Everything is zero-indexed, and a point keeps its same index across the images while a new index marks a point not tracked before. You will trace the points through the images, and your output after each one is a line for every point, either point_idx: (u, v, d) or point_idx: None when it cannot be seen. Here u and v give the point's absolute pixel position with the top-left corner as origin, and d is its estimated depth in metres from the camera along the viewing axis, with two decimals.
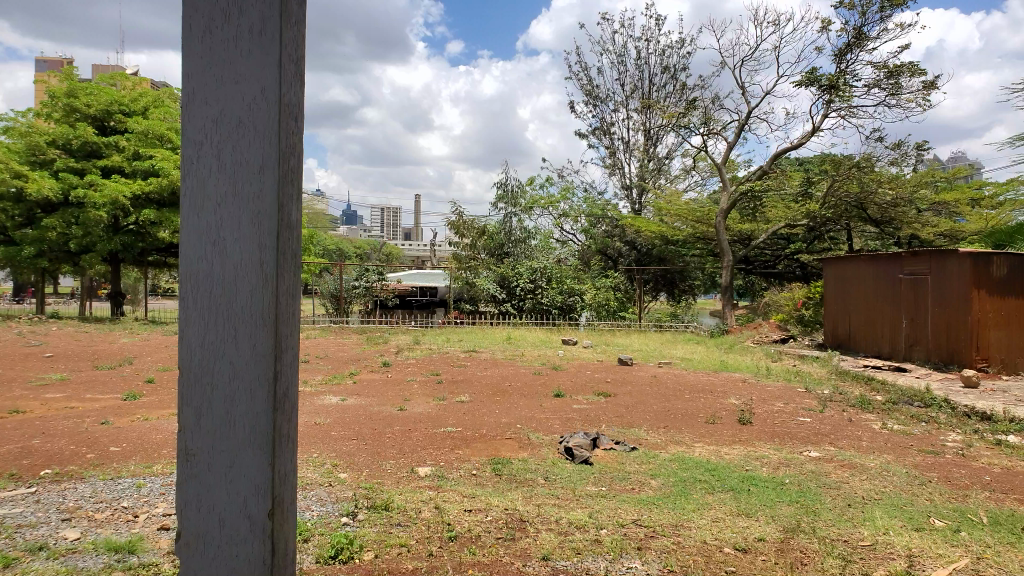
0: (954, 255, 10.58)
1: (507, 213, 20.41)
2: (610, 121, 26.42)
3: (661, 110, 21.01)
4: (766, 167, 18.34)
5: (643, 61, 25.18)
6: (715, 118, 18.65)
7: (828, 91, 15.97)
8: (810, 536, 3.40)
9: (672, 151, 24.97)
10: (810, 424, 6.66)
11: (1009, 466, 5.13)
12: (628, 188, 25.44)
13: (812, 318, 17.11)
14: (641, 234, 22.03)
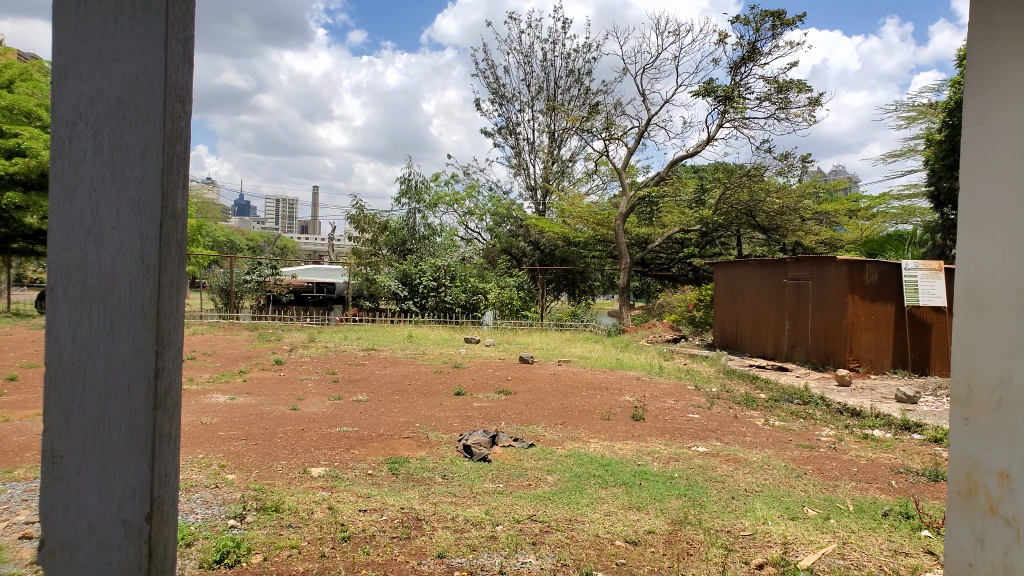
0: (832, 262, 11.26)
1: (410, 209, 20.21)
2: (515, 121, 26.59)
3: (566, 112, 21.31)
4: (664, 174, 18.89)
5: (548, 63, 25.49)
6: (617, 124, 19.07)
7: (723, 103, 16.65)
8: (696, 527, 3.56)
9: (576, 153, 25.43)
10: (699, 420, 6.95)
11: (874, 458, 5.52)
12: (532, 188, 25.72)
13: (703, 319, 17.92)
14: (544, 235, 22.33)
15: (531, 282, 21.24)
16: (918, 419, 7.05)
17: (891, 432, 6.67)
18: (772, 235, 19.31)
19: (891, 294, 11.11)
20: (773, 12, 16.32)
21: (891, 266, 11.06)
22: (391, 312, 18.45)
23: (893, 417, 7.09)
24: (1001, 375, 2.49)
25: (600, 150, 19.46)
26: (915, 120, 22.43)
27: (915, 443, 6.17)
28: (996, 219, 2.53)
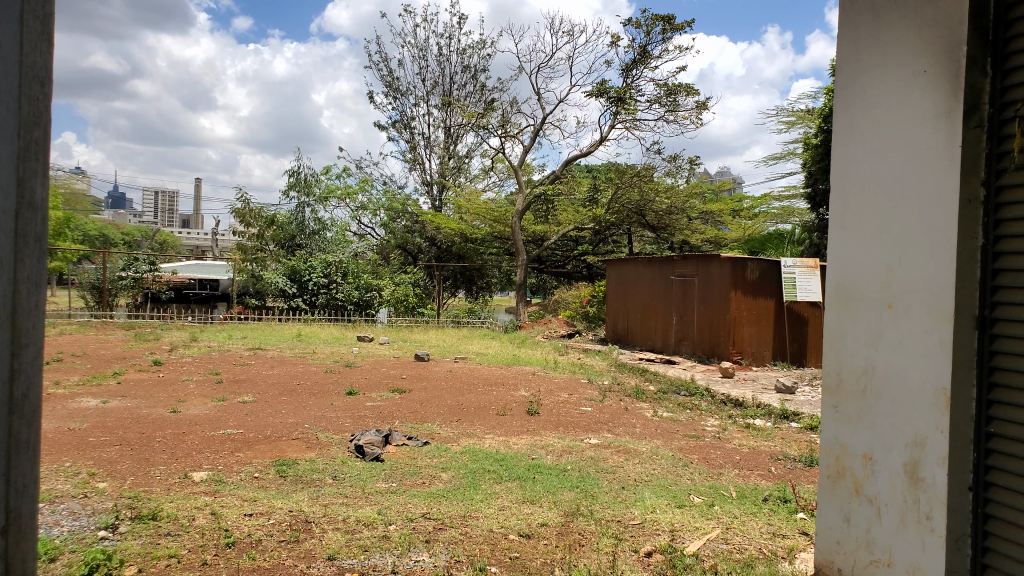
0: (716, 259, 11.75)
1: (299, 202, 19.66)
2: (409, 115, 26.36)
3: (462, 108, 21.29)
4: (559, 172, 19.13)
5: (444, 58, 25.41)
6: (513, 121, 19.24)
7: (616, 104, 17.07)
8: (588, 518, 3.64)
9: (472, 149, 25.48)
10: (592, 412, 7.11)
11: (755, 446, 5.81)
12: (428, 184, 25.58)
13: (596, 315, 18.39)
14: (440, 231, 22.28)
15: (427, 280, 21.19)
16: (795, 408, 7.48)
17: (771, 421, 7.04)
18: (661, 233, 19.98)
19: (770, 289, 11.72)
20: (664, 17, 16.89)
21: (770, 263, 11.66)
22: (279, 310, 17.90)
23: (772, 407, 7.49)
24: (865, 365, 2.68)
25: (496, 147, 19.57)
26: (793, 125, 23.78)
27: (792, 431, 6.53)
28: (861, 218, 2.74)
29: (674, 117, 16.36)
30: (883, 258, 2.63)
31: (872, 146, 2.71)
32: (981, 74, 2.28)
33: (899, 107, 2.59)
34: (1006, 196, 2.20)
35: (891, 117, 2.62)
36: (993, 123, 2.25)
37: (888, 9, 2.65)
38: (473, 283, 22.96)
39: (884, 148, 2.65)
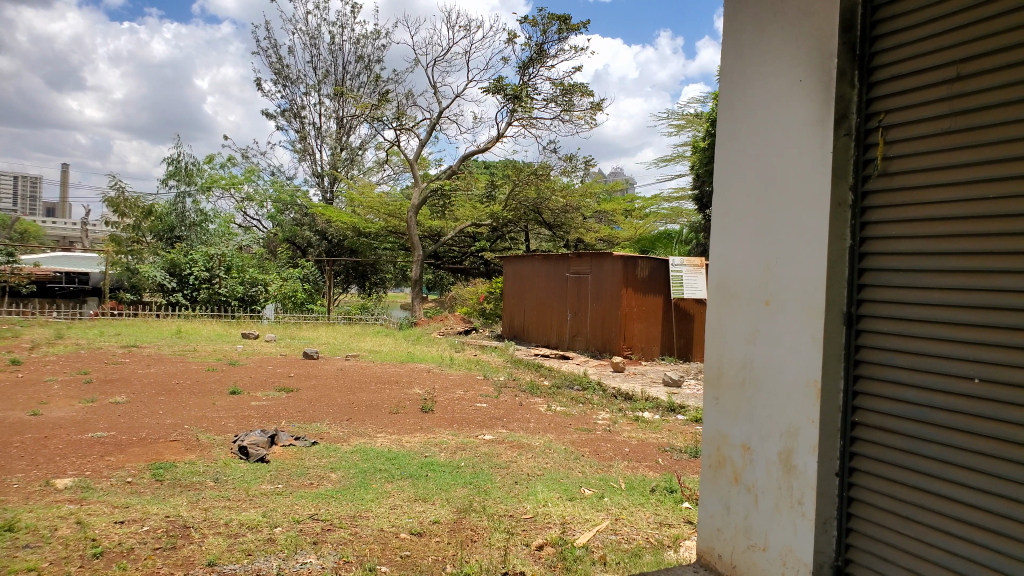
0: (609, 257, 12.03)
1: (180, 192, 18.73)
2: (300, 104, 25.65)
3: (356, 100, 20.84)
4: (455, 167, 19.12)
5: (336, 47, 24.84)
6: (408, 114, 19.05)
7: (512, 101, 17.18)
8: (480, 514, 3.64)
9: (365, 141, 25.06)
10: (486, 408, 7.14)
11: (643, 438, 5.99)
12: (319, 175, 24.94)
13: (492, 311, 18.52)
14: (332, 224, 21.77)
15: (317, 274, 20.77)
16: (681, 401, 7.77)
17: (659, 413, 7.29)
18: (556, 231, 20.29)
19: (659, 287, 12.12)
20: (559, 17, 17.15)
21: (659, 261, 12.05)
22: (157, 305, 17.02)
23: (660, 400, 7.76)
24: (744, 359, 2.81)
25: (391, 140, 19.32)
26: (682, 129, 24.70)
27: (678, 423, 6.78)
28: (741, 219, 2.88)
29: (570, 116, 16.63)
30: (760, 257, 2.77)
31: (752, 150, 2.84)
32: (849, 86, 2.45)
33: (775, 114, 2.73)
34: (871, 200, 2.37)
35: (768, 123, 2.76)
36: (860, 132, 2.41)
37: (768, 21, 2.79)
38: (366, 278, 22.87)
39: (761, 152, 2.79)
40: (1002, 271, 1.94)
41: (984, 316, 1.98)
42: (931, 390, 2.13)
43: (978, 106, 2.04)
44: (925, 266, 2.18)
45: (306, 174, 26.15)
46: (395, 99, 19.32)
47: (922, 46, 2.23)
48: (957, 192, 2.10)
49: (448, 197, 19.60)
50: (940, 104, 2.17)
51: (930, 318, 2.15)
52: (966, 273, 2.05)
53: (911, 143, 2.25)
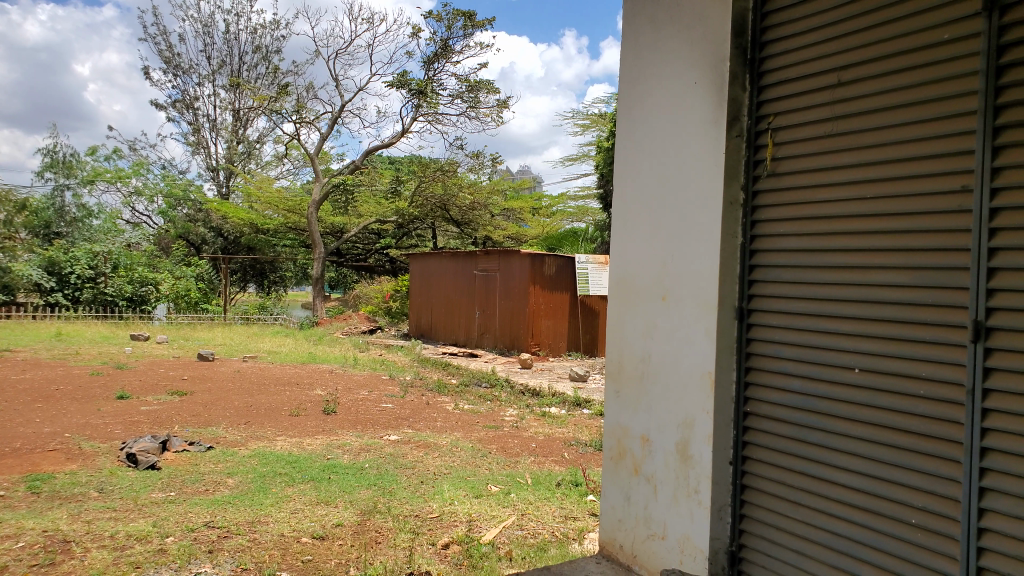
0: (517, 255, 12.10)
1: (60, 186, 17.66)
2: (193, 95, 24.66)
3: (253, 92, 20.18)
4: (358, 162, 18.83)
5: (232, 36, 24.01)
6: (309, 108, 18.62)
7: (417, 96, 17.06)
8: (385, 515, 3.60)
9: (264, 135, 24.34)
10: (391, 408, 7.06)
11: (550, 433, 6.07)
12: (214, 169, 24.04)
13: (398, 310, 18.40)
14: (228, 221, 21.01)
15: (212, 272, 20.02)
16: (587, 395, 7.91)
17: (565, 408, 7.41)
18: (464, 229, 20.25)
19: (566, 284, 12.29)
20: (464, 13, 17.15)
21: (565, 258, 12.23)
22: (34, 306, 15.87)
23: (566, 395, 7.88)
24: (643, 353, 2.89)
25: (291, 133, 18.81)
26: (588, 128, 25.15)
27: (584, 417, 6.91)
28: (640, 217, 2.95)
29: (476, 113, 16.62)
30: (657, 254, 2.84)
31: (650, 147, 2.92)
32: (741, 89, 2.55)
33: (672, 114, 2.81)
34: (761, 199, 2.48)
35: (665, 123, 2.84)
36: (751, 134, 2.52)
37: (665, 21, 2.86)
38: (265, 276, 22.25)
39: (658, 152, 2.86)
40: (880, 266, 2.08)
41: (863, 309, 2.12)
42: (815, 380, 2.25)
43: (858, 111, 2.17)
44: (811, 261, 2.30)
45: (200, 168, 25.16)
46: (295, 92, 18.82)
47: (808, 51, 2.35)
48: (838, 191, 2.22)
49: (351, 192, 19.23)
50: (822, 109, 2.30)
51: (815, 312, 2.27)
52: (847, 268, 2.18)
53: (797, 145, 2.38)
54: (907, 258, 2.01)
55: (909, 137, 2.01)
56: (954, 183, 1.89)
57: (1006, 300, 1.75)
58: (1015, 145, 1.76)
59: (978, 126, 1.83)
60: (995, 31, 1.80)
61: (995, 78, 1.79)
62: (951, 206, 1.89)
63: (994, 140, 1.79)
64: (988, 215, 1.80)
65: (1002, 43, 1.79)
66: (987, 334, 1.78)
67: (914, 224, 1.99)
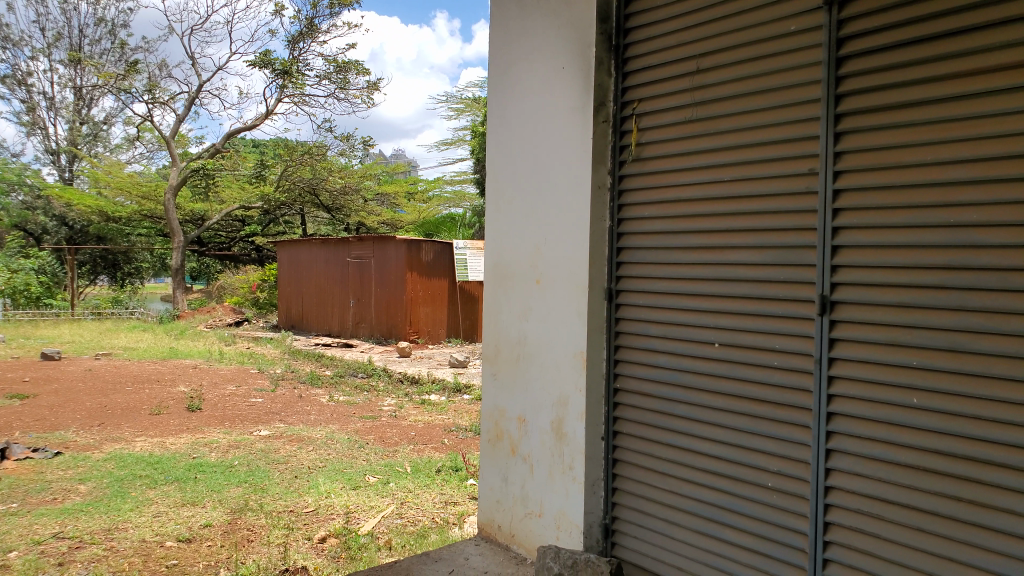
0: (392, 242, 11.91)
1: None
2: (26, 70, 22.60)
3: (96, 67, 18.72)
4: (219, 146, 17.89)
5: (69, 6, 22.16)
6: (162, 87, 17.51)
7: (282, 76, 16.42)
8: (257, 512, 3.46)
9: (111, 115, 22.72)
10: (262, 403, 6.80)
11: (429, 421, 6.05)
12: (54, 152, 22.19)
13: (267, 301, 17.86)
14: (73, 209, 19.43)
15: (55, 265, 18.48)
16: (466, 381, 7.95)
17: (444, 395, 7.41)
18: (335, 215, 19.69)
19: (444, 271, 12.25)
20: None
21: (443, 244, 12.17)
22: None
23: (445, 381, 7.89)
24: (518, 336, 2.92)
25: (142, 114, 17.62)
26: (463, 112, 25.11)
27: (464, 403, 6.94)
28: (512, 201, 2.97)
29: (344, 95, 16.18)
30: (531, 239, 2.87)
31: (521, 131, 2.93)
32: (606, 74, 2.61)
33: (541, 98, 2.84)
34: (627, 183, 2.56)
35: (534, 107, 2.87)
36: (616, 120, 2.60)
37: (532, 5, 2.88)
38: (117, 268, 20.80)
39: (530, 136, 2.89)
40: (736, 245, 2.20)
41: (722, 287, 2.24)
42: (680, 355, 2.36)
43: (714, 97, 2.28)
44: (673, 242, 2.40)
45: (36, 151, 23.11)
46: (146, 69, 17.64)
47: (669, 39, 2.43)
48: (697, 175, 2.33)
49: (211, 176, 18.28)
50: (682, 95, 2.39)
51: (678, 290, 2.37)
52: (706, 248, 2.30)
53: (660, 131, 2.47)
54: (759, 239, 2.14)
55: (759, 123, 2.14)
56: (800, 166, 2.03)
57: (846, 275, 1.90)
58: (852, 130, 1.90)
59: (821, 113, 1.96)
60: (835, 24, 1.93)
61: (835, 68, 1.93)
62: (799, 188, 2.02)
63: (835, 126, 1.93)
64: (831, 197, 1.93)
65: (839, 37, 1.92)
66: (831, 308, 1.93)
67: (767, 205, 2.11)
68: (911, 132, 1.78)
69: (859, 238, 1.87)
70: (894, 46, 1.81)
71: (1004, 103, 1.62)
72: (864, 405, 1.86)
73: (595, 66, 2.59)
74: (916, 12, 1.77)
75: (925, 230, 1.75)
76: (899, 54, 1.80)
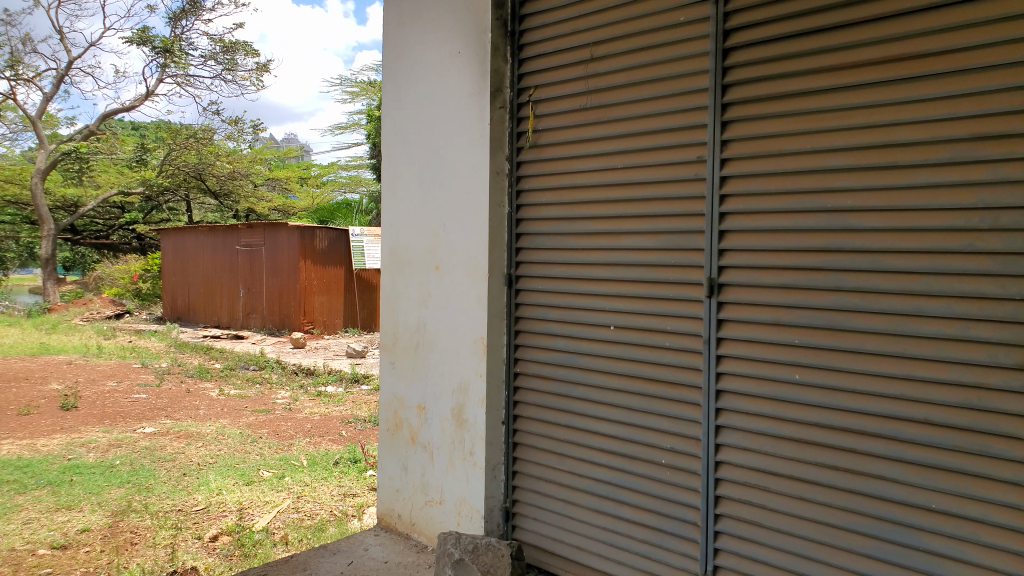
0: (284, 229, 11.54)
1: None
2: None
3: None
4: (93, 127, 16.76)
5: None
6: (26, 62, 16.25)
7: (162, 55, 15.56)
8: (142, 514, 3.29)
9: None
10: (145, 399, 6.45)
11: (326, 412, 5.92)
12: None
13: (149, 292, 16.98)
14: None
15: None
16: (364, 371, 7.84)
17: (342, 386, 7.28)
18: (223, 201, 18.68)
19: (339, 259, 11.99)
20: None
21: (339, 231, 11.92)
22: None
23: (342, 372, 7.76)
24: (417, 323, 2.89)
25: (4, 92, 16.29)
26: (357, 96, 24.62)
27: (361, 394, 6.84)
28: (409, 185, 2.92)
29: (232, 77, 15.49)
30: (428, 224, 2.84)
31: (418, 115, 2.89)
32: (502, 61, 2.61)
33: (436, 82, 2.80)
34: (525, 169, 2.58)
35: (431, 91, 2.83)
36: (513, 106, 2.60)
37: None
38: None
39: (427, 120, 2.85)
40: (630, 231, 2.26)
41: (617, 271, 2.30)
42: (578, 338, 2.40)
43: (607, 85, 2.32)
44: (569, 228, 2.43)
45: None
46: (7, 42, 16.30)
47: (563, 27, 2.45)
48: (592, 161, 2.37)
49: (85, 160, 17.11)
50: (577, 83, 2.42)
51: (576, 275, 2.41)
52: (601, 234, 2.35)
53: (556, 117, 2.49)
54: (651, 224, 2.20)
55: (650, 111, 2.19)
56: (689, 155, 2.10)
57: (733, 259, 1.99)
58: (739, 119, 1.98)
59: (709, 102, 2.04)
60: (721, 16, 2.00)
61: (722, 58, 2.00)
62: (688, 175, 2.10)
63: (722, 116, 2.01)
64: (718, 184, 2.02)
65: (726, 28, 2.00)
66: (719, 290, 2.02)
67: (658, 192, 2.18)
68: (792, 123, 1.88)
69: (745, 224, 1.97)
70: (776, 39, 1.90)
71: (876, 95, 1.73)
72: (751, 382, 1.96)
73: (491, 52, 2.59)
74: (796, 7, 1.86)
75: (804, 216, 1.86)
76: (781, 47, 1.89)
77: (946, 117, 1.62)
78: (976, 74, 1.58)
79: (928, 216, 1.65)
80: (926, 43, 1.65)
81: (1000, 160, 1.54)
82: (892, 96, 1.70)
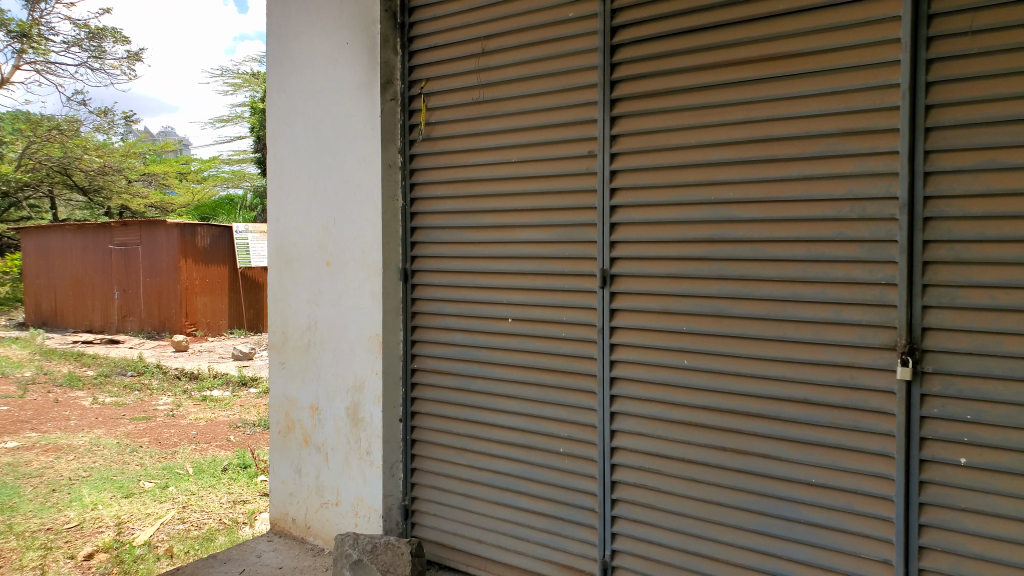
0: (161, 226, 10.92)
1: None
2: None
3: None
4: None
5: None
6: None
7: (19, 40, 14.38)
8: (5, 536, 3.01)
9: None
10: (7, 412, 5.93)
11: (212, 417, 5.64)
12: None
13: (9, 295, 15.88)
14: None
15: None
16: (253, 373, 7.56)
17: (229, 390, 6.97)
18: (92, 198, 17.22)
19: (222, 257, 11.45)
20: None
21: (221, 228, 11.42)
22: None
23: (229, 375, 7.43)
24: (308, 321, 2.79)
25: None
26: (240, 88, 23.65)
27: (250, 397, 6.57)
28: (297, 178, 2.82)
29: (99, 65, 14.53)
30: (318, 219, 2.74)
31: (305, 105, 2.79)
32: (392, 52, 2.57)
33: (323, 73, 2.72)
34: (418, 162, 2.55)
35: (318, 83, 2.74)
36: (404, 99, 2.57)
37: None
38: None
39: (314, 113, 2.76)
40: (524, 225, 2.27)
41: (512, 264, 2.30)
42: (475, 332, 2.39)
43: (498, 80, 2.32)
44: (464, 221, 2.42)
45: None
46: None
47: (453, 20, 2.44)
48: (485, 155, 2.36)
49: None
50: (468, 76, 2.41)
51: (470, 269, 2.40)
52: (496, 227, 2.35)
53: (447, 111, 2.47)
54: (545, 218, 2.22)
55: (541, 105, 2.21)
56: (580, 149, 2.13)
57: (624, 251, 2.04)
58: (628, 114, 2.03)
59: (598, 97, 2.08)
60: (608, 13, 2.04)
61: (610, 55, 2.04)
62: (579, 169, 2.13)
63: (612, 110, 2.05)
64: (609, 177, 2.06)
65: (614, 25, 2.04)
66: (612, 280, 2.06)
67: (551, 185, 2.20)
68: (678, 118, 1.94)
69: (634, 216, 2.01)
70: (662, 37, 1.96)
71: (755, 92, 1.81)
72: (643, 369, 2.01)
73: (381, 43, 2.53)
74: (679, 6, 1.92)
75: (690, 208, 1.92)
76: (666, 44, 1.95)
77: (818, 113, 1.72)
78: (843, 73, 1.68)
79: (804, 206, 1.75)
80: (799, 43, 1.74)
81: (865, 153, 1.65)
82: (770, 93, 1.78)
